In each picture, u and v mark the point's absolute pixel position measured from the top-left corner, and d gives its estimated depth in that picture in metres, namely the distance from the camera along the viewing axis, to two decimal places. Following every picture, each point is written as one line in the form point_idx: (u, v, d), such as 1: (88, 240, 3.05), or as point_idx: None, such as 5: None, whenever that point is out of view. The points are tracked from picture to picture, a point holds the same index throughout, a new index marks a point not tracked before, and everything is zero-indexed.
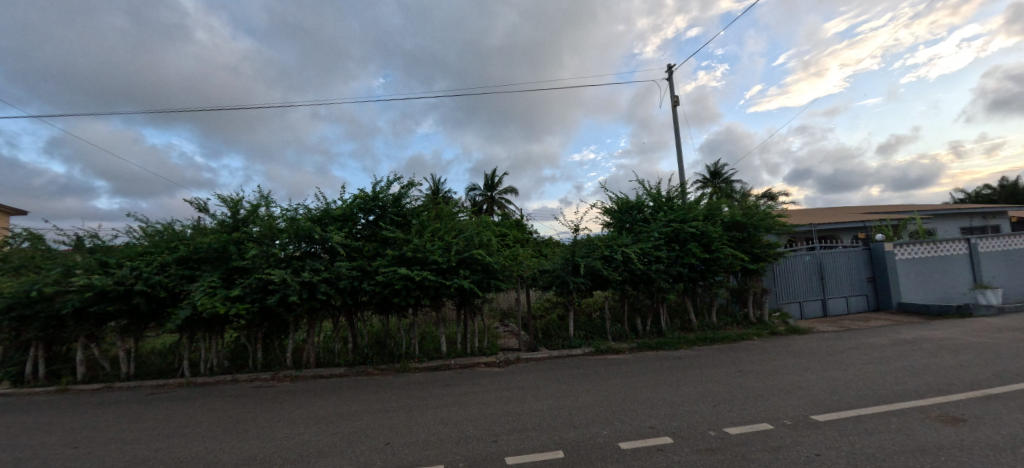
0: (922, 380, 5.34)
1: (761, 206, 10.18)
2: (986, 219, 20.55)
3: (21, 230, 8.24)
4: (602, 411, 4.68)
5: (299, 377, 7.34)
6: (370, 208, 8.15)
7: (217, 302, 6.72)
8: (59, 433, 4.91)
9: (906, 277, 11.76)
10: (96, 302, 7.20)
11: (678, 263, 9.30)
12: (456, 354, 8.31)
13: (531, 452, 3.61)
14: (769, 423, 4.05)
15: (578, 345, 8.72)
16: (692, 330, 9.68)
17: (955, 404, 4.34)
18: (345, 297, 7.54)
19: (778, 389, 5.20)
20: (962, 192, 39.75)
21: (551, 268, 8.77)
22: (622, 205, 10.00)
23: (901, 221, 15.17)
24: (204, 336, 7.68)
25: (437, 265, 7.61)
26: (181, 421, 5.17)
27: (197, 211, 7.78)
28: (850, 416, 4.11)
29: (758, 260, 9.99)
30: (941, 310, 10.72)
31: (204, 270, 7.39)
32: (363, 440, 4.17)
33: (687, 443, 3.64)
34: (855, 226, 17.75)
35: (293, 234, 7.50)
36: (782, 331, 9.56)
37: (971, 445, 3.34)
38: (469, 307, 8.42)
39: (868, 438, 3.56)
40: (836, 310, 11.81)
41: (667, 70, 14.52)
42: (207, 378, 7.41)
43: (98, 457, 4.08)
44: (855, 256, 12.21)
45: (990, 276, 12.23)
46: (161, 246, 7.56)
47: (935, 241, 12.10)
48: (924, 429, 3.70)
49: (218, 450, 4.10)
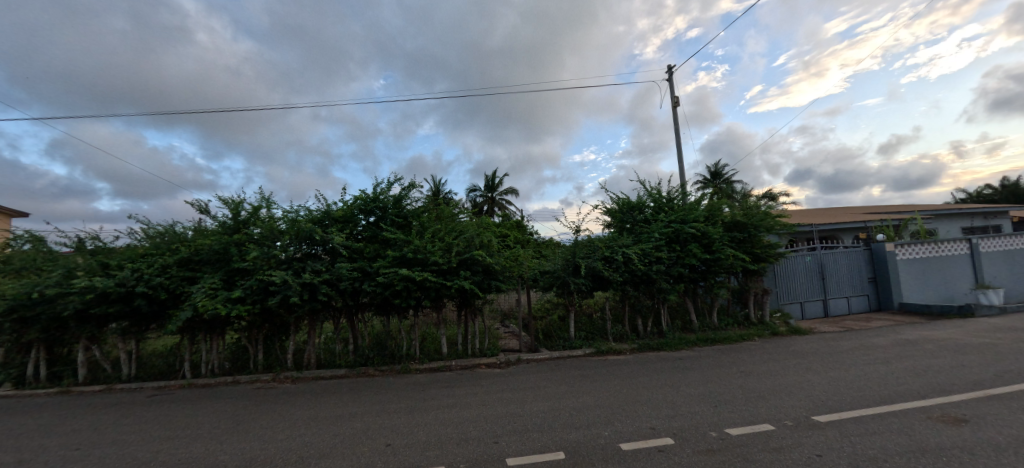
0: (923, 380, 5.33)
1: (762, 207, 10.17)
2: (986, 219, 20.51)
3: (22, 232, 8.25)
4: (603, 412, 4.67)
5: (300, 378, 7.35)
6: (371, 210, 8.16)
7: (218, 303, 6.73)
8: (61, 435, 4.92)
9: (907, 277, 11.74)
10: (97, 303, 7.22)
11: (679, 263, 9.29)
12: (457, 355, 8.31)
13: (531, 453, 3.61)
14: (770, 423, 4.04)
15: (579, 346, 8.73)
16: (693, 330, 9.68)
17: (957, 405, 4.33)
18: (346, 298, 7.56)
19: (780, 390, 5.20)
20: (963, 192, 39.69)
21: (551, 269, 8.78)
22: (623, 205, 10.00)
23: (903, 221, 15.15)
24: (205, 337, 7.69)
25: (437, 266, 7.61)
26: (183, 423, 5.19)
27: (199, 213, 7.80)
28: (852, 417, 4.10)
29: (759, 260, 9.98)
30: (943, 310, 10.70)
31: (205, 271, 7.41)
32: (364, 441, 4.17)
33: (687, 444, 3.64)
34: (856, 226, 17.72)
35: (294, 235, 7.52)
36: (783, 331, 9.55)
37: (973, 445, 3.33)
38: (469, 308, 8.43)
39: (870, 438, 3.55)
40: (837, 311, 11.79)
41: (667, 71, 14.53)
42: (208, 380, 7.43)
43: (99, 458, 4.09)
44: (857, 256, 12.19)
45: (992, 276, 12.21)
46: (162, 248, 7.58)
47: (937, 241, 12.08)
48: (926, 430, 3.69)
49: (220, 451, 4.11)
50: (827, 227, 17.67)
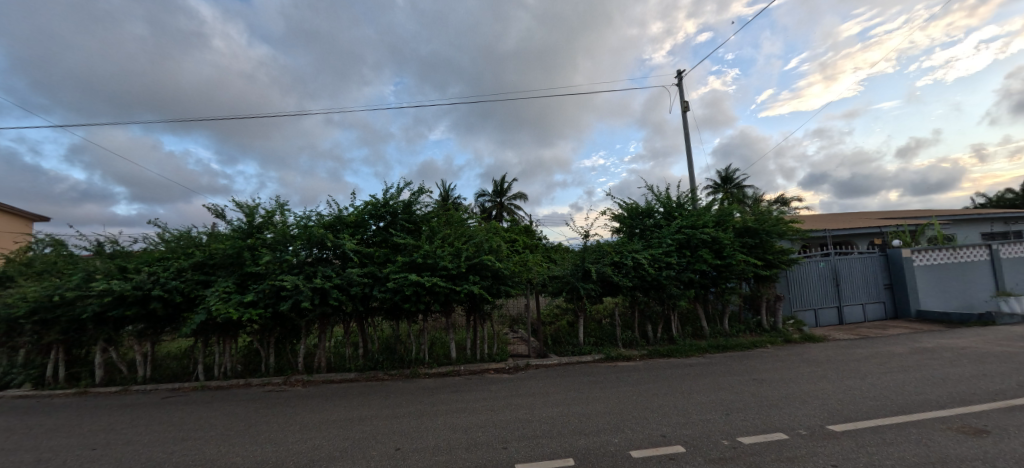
0: (943, 389, 5.20)
1: (774, 212, 10.04)
2: (1007, 225, 19.94)
3: (44, 236, 8.48)
4: (613, 419, 4.63)
5: (310, 382, 7.42)
6: (381, 215, 8.22)
7: (231, 307, 6.84)
8: (79, 435, 5.01)
9: (923, 283, 11.54)
10: (115, 306, 7.35)
11: (690, 269, 9.21)
12: (466, 359, 8.32)
13: (541, 459, 3.59)
14: (785, 432, 3.98)
15: (589, 352, 8.68)
16: (705, 337, 9.56)
17: (978, 415, 4.22)
18: (357, 303, 7.62)
19: (793, 398, 5.11)
20: (985, 197, 38.60)
21: (560, 274, 8.77)
22: (632, 211, 9.98)
23: (921, 226, 14.87)
24: (218, 340, 7.80)
25: (447, 272, 7.66)
26: (196, 424, 5.25)
27: (214, 217, 7.96)
28: (869, 427, 4.01)
29: (771, 266, 9.87)
30: (963, 318, 10.46)
31: (219, 275, 7.53)
32: (374, 444, 4.21)
33: (699, 452, 3.59)
34: (871, 231, 17.42)
35: (305, 240, 7.62)
36: (796, 339, 9.38)
37: (995, 458, 3.24)
38: (478, 313, 8.45)
39: (887, 449, 3.47)
40: (852, 318, 11.60)
41: (677, 75, 14.60)
42: (221, 382, 7.53)
43: (114, 458, 4.15)
44: (872, 262, 11.97)
45: (1013, 282, 11.87)
46: (178, 252, 7.73)
47: (955, 246, 11.83)
48: (946, 441, 3.60)
49: (231, 453, 4.15)
50: (842, 233, 17.32)
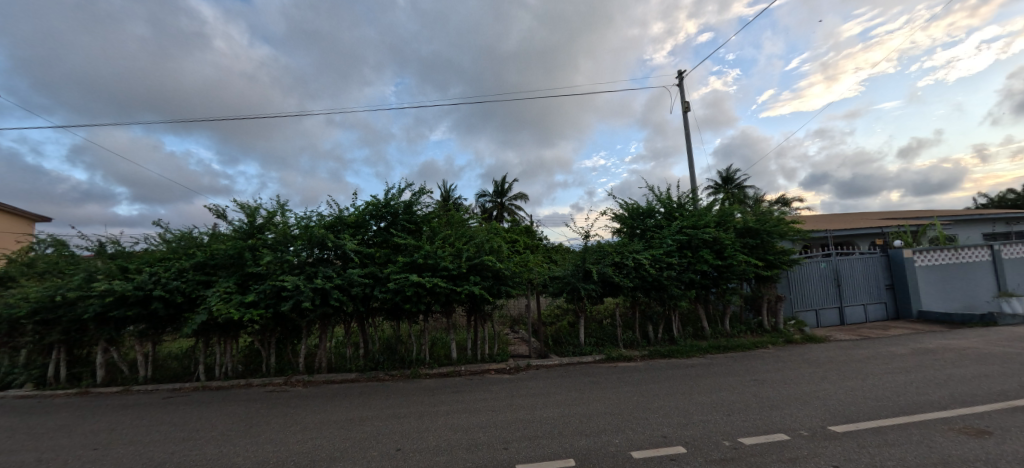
0: (945, 390, 5.19)
1: (775, 213, 10.04)
2: (1009, 225, 19.90)
3: (46, 236, 8.50)
4: (613, 420, 4.62)
5: (311, 382, 7.42)
6: (382, 215, 8.23)
7: (232, 308, 6.84)
8: (80, 435, 5.01)
9: (924, 284, 11.52)
10: (116, 306, 7.35)
11: (690, 269, 9.20)
12: (466, 359, 8.32)
13: (542, 460, 3.59)
14: (786, 433, 3.97)
15: (589, 353, 8.67)
16: (705, 337, 9.55)
17: (980, 416, 4.21)
18: (357, 303, 7.62)
19: (794, 399, 5.10)
20: (986, 198, 38.52)
21: (560, 275, 8.75)
22: (633, 211, 9.98)
23: (923, 226, 14.83)
24: (219, 340, 7.81)
25: (448, 272, 7.66)
26: (196, 424, 5.25)
27: (215, 218, 7.97)
28: (871, 428, 4.00)
29: (772, 267, 9.86)
30: (964, 318, 10.44)
31: (220, 275, 7.53)
32: (375, 444, 4.21)
33: (701, 453, 3.59)
34: (872, 232, 17.39)
35: (306, 240, 7.63)
36: (798, 339, 9.36)
37: (997, 459, 3.23)
38: (479, 314, 8.46)
39: (889, 450, 3.46)
40: (853, 319, 11.58)
41: (678, 76, 14.59)
42: (222, 383, 7.53)
43: (115, 458, 4.15)
44: (873, 263, 11.95)
45: (1015, 283, 11.84)
46: (179, 253, 7.73)
47: (957, 247, 11.81)
48: (948, 441, 3.59)
49: (232, 454, 4.15)
50: (843, 233, 17.29)
